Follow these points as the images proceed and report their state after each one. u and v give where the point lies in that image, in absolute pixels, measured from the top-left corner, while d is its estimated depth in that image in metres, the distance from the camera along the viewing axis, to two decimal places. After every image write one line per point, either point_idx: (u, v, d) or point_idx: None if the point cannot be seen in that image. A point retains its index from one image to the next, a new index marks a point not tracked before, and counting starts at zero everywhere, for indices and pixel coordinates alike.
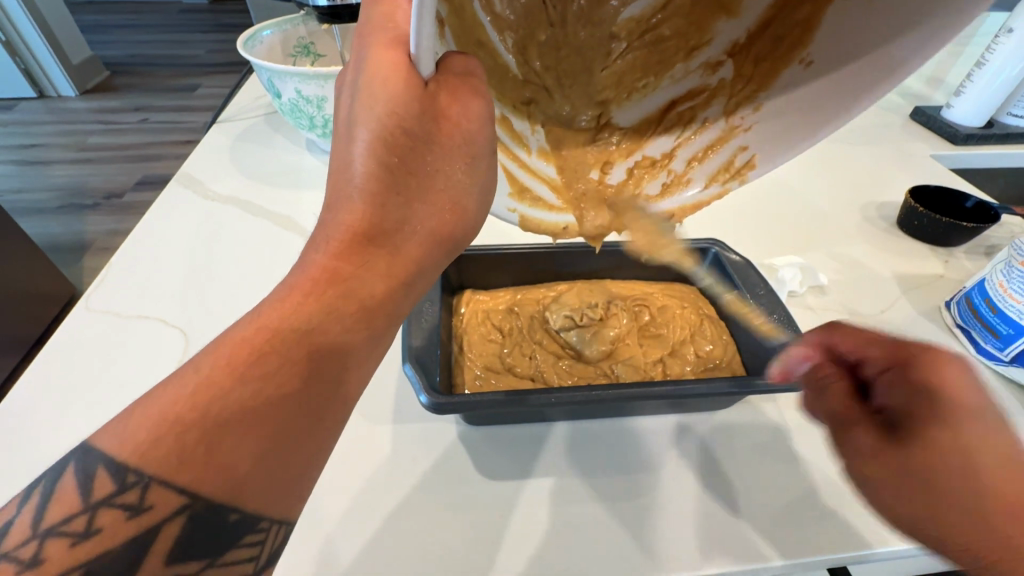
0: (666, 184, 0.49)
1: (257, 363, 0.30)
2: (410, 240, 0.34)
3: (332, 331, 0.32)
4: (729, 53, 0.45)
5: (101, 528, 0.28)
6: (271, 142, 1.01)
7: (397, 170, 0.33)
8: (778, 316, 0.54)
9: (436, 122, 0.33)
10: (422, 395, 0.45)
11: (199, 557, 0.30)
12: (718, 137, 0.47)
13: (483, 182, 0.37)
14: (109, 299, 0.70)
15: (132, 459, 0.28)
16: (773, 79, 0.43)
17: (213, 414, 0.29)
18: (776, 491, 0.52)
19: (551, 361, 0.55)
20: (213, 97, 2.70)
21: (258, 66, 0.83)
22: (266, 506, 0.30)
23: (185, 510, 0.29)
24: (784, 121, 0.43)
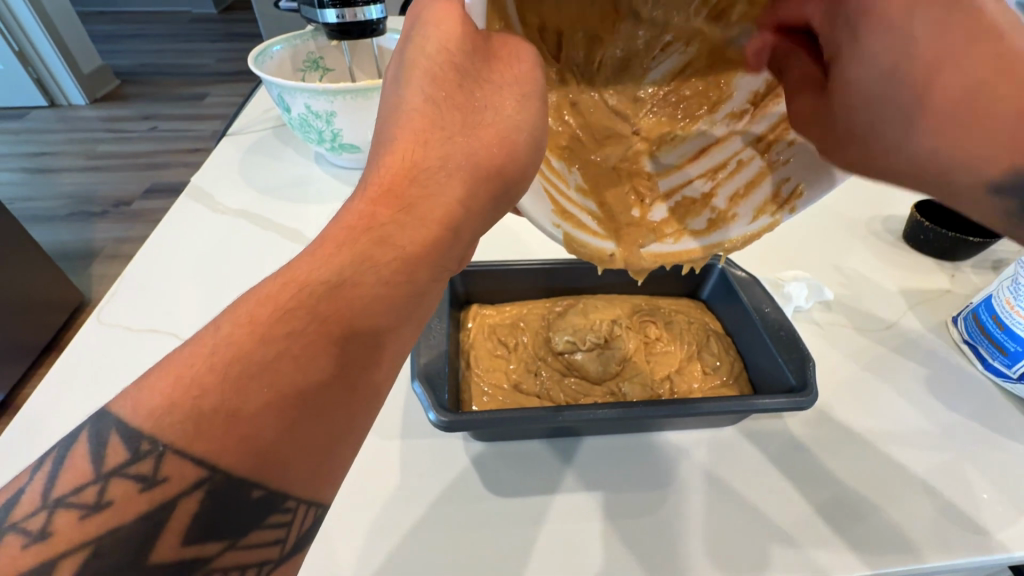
0: (712, 219, 0.50)
1: (283, 321, 0.31)
2: (443, 185, 0.34)
3: (366, 281, 0.32)
4: (751, 104, 0.50)
5: (112, 501, 0.28)
6: (281, 155, 1.03)
7: (443, 115, 0.35)
8: (785, 334, 0.54)
9: (486, 61, 0.36)
10: (431, 412, 0.45)
11: (219, 536, 0.30)
12: (758, 173, 0.48)
13: (530, 121, 0.37)
14: (122, 312, 0.71)
15: (149, 426, 0.29)
16: (797, 116, 0.46)
17: (241, 369, 0.29)
18: (789, 507, 0.52)
19: (557, 378, 0.56)
20: (222, 105, 2.73)
21: (268, 82, 0.84)
22: (291, 480, 0.31)
23: (200, 486, 0.29)
24: (818, 146, 0.44)
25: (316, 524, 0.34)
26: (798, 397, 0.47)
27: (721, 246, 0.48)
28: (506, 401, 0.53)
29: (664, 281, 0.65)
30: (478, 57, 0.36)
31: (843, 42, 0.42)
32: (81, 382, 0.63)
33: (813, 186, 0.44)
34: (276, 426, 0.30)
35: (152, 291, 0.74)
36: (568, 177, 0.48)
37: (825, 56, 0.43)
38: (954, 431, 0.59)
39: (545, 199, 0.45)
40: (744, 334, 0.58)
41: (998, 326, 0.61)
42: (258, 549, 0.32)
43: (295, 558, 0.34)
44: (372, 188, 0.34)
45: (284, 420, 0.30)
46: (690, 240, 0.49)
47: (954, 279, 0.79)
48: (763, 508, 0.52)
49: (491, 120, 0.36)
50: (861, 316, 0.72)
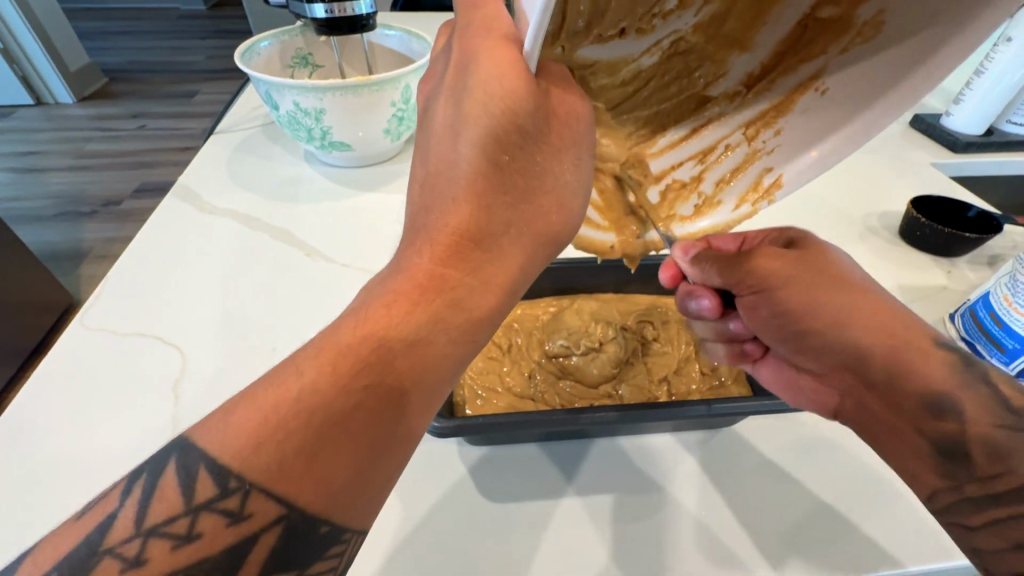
0: (698, 206, 0.52)
1: (360, 372, 0.30)
2: (511, 244, 0.34)
3: (437, 341, 0.32)
4: (745, 83, 0.46)
5: (203, 532, 0.28)
6: (270, 154, 1.01)
7: (505, 174, 0.34)
8: None
9: (548, 121, 0.34)
10: None
11: (285, 570, 0.30)
12: (743, 160, 0.49)
13: (581, 185, 0.37)
14: (106, 318, 0.69)
15: (235, 461, 0.28)
16: (787, 107, 0.45)
17: (319, 419, 0.29)
18: (788, 507, 0.51)
19: (551, 381, 0.55)
20: (211, 103, 2.69)
21: (256, 78, 0.82)
22: (354, 519, 0.30)
23: (282, 519, 0.28)
24: (804, 141, 0.46)
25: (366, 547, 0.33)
26: None
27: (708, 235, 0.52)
28: (499, 405, 0.52)
29: (660, 281, 0.63)
30: (544, 117, 0.33)
31: (843, 38, 0.39)
32: (70, 388, 0.61)
33: (790, 178, 0.47)
34: (350, 468, 0.29)
35: (142, 295, 0.72)
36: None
37: (824, 48, 0.41)
38: None
39: None
40: None
41: (996, 323, 0.61)
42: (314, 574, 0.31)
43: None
44: (442, 237, 0.33)
45: (360, 464, 0.30)
46: (681, 228, 0.52)
47: (951, 276, 0.79)
48: (769, 509, 0.51)
49: (551, 183, 0.35)
50: None
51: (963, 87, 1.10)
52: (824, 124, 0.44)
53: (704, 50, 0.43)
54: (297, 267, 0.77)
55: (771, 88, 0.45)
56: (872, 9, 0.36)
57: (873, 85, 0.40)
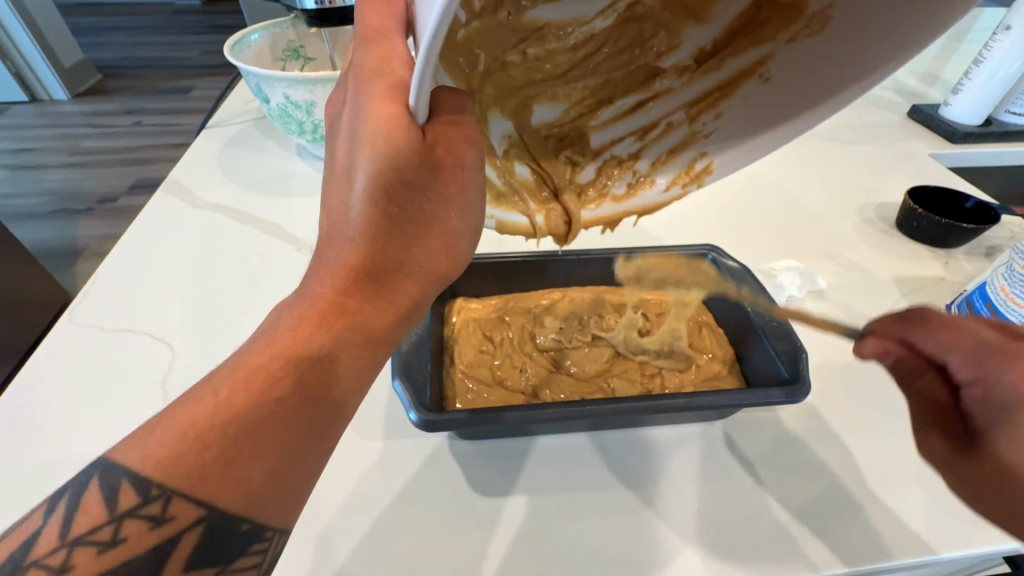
0: (631, 185, 0.50)
1: (269, 386, 0.31)
2: (408, 284, 0.33)
3: (339, 359, 0.32)
4: (695, 59, 0.44)
5: (127, 537, 0.29)
6: (261, 148, 1.00)
7: (394, 223, 0.31)
8: (778, 324, 0.53)
9: (435, 171, 0.31)
10: (410, 411, 0.44)
11: (217, 559, 0.31)
12: (682, 141, 0.47)
13: (476, 223, 0.35)
14: (94, 312, 0.68)
15: (157, 470, 0.29)
16: (729, 92, 0.44)
17: (232, 430, 0.30)
18: (782, 498, 0.51)
19: (543, 374, 0.54)
20: (207, 99, 2.67)
21: (245, 71, 0.81)
22: (277, 518, 0.31)
23: (202, 521, 0.30)
24: (740, 127, 0.45)
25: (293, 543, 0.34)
26: (791, 389, 0.46)
27: (637, 215, 0.50)
28: (490, 398, 0.51)
29: None
30: (429, 167, 0.31)
31: (794, 25, 0.40)
32: (52, 381, 0.60)
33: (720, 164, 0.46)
34: (266, 473, 0.30)
35: (132, 290, 0.71)
36: (493, 131, 0.46)
37: (773, 35, 0.41)
38: None
39: None
40: (736, 326, 0.57)
41: (992, 314, 0.60)
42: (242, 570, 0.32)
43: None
44: (338, 270, 0.32)
45: (274, 472, 0.30)
46: (610, 207, 0.50)
47: (948, 267, 0.78)
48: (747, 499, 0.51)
49: (443, 227, 0.33)
50: (854, 304, 0.71)
51: (962, 77, 1.09)
52: (761, 116, 0.43)
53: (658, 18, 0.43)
54: (287, 262, 0.76)
55: (721, 66, 0.44)
56: None
57: (820, 74, 0.39)
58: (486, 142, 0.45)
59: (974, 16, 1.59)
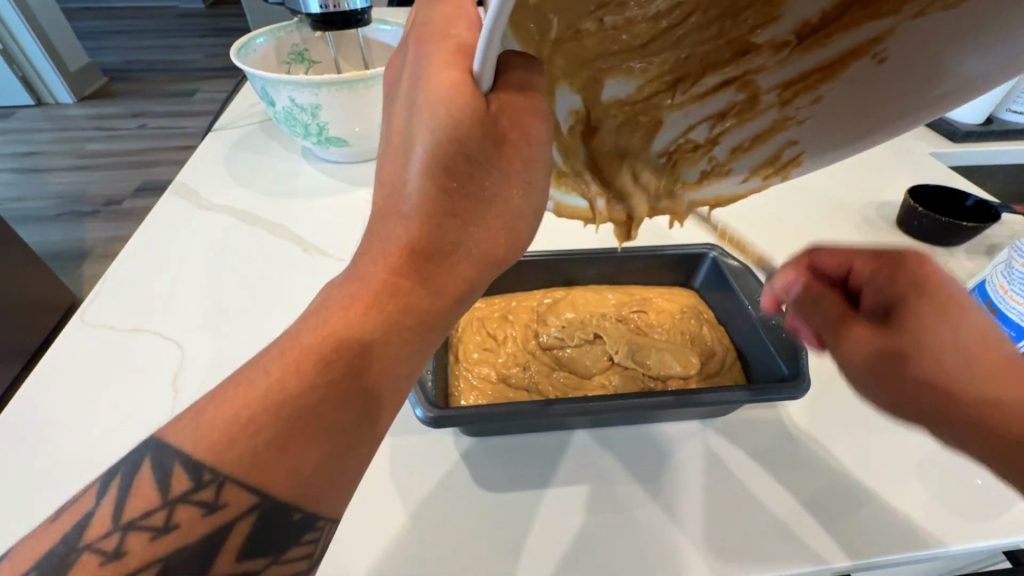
0: (706, 172, 0.47)
1: (324, 369, 0.31)
2: (463, 263, 0.32)
3: (391, 342, 0.32)
4: (797, 33, 0.36)
5: (179, 523, 0.30)
6: (267, 150, 1.01)
7: (452, 197, 0.31)
8: (777, 322, 0.54)
9: (496, 143, 0.30)
10: (418, 409, 0.44)
11: (262, 555, 0.31)
12: (767, 128, 0.43)
13: (536, 202, 0.34)
14: (105, 314, 0.69)
15: (211, 451, 0.30)
16: (837, 71, 0.38)
17: (291, 412, 0.30)
18: (788, 494, 0.51)
19: (546, 371, 0.55)
20: (211, 102, 2.70)
21: (251, 75, 0.82)
22: (329, 506, 0.31)
23: (255, 508, 0.30)
24: (839, 116, 0.40)
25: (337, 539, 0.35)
26: (790, 386, 0.47)
27: (711, 205, 0.50)
28: (496, 396, 0.52)
29: (654, 271, 0.64)
30: (490, 140, 0.30)
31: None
32: (69, 380, 0.62)
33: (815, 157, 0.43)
34: (319, 459, 0.30)
35: (143, 292, 0.72)
36: (559, 109, 0.41)
37: (895, 7, 0.33)
38: None
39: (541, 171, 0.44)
40: (736, 323, 0.58)
41: (992, 311, 0.61)
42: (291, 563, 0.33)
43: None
44: (393, 251, 0.31)
45: (329, 457, 0.31)
46: (682, 195, 0.48)
47: (949, 265, 0.79)
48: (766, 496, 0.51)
49: (502, 207, 0.32)
50: None
51: None
52: (875, 99, 0.38)
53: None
54: (295, 262, 0.77)
55: (823, 44, 0.36)
56: None
57: (943, 56, 0.34)
58: (552, 121, 0.41)
59: None
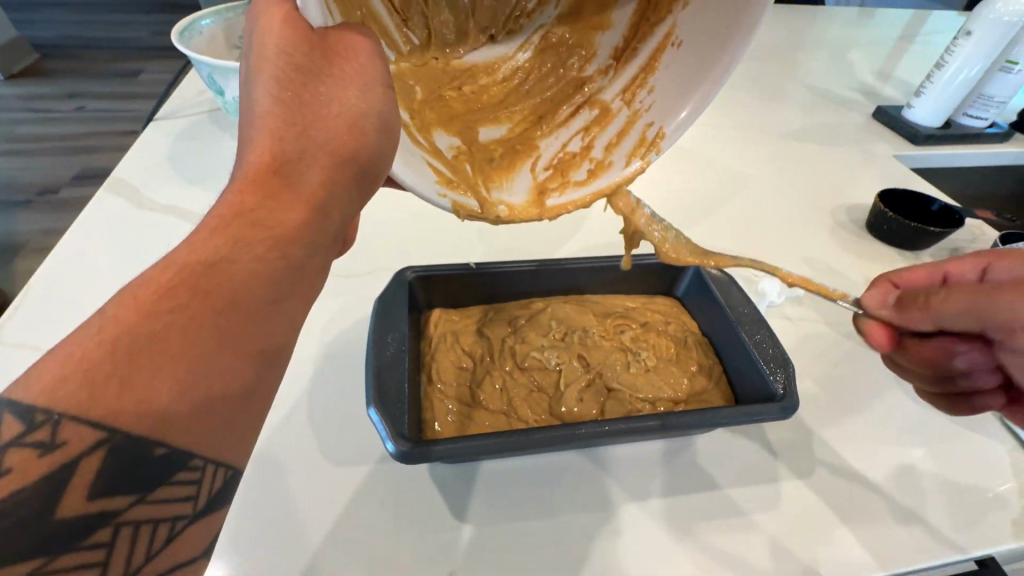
0: (592, 170, 0.47)
1: (165, 297, 0.29)
2: (309, 171, 0.35)
3: (242, 259, 0.31)
4: (614, 57, 0.49)
5: (10, 468, 0.25)
6: (217, 143, 0.93)
7: (293, 108, 0.34)
8: (762, 337, 0.52)
9: (327, 57, 0.35)
10: (388, 443, 0.41)
11: (122, 494, 0.27)
12: (625, 123, 0.48)
13: (384, 111, 0.37)
14: (34, 334, 0.61)
15: (41, 394, 0.25)
16: (653, 66, 0.47)
17: (123, 342, 0.27)
18: (774, 516, 0.50)
19: (526, 393, 0.49)
20: (155, 82, 2.50)
21: (196, 60, 0.74)
22: (197, 439, 0.29)
23: (105, 443, 0.26)
24: (673, 92, 0.46)
25: (227, 489, 0.31)
26: (775, 406, 0.45)
27: (604, 194, 0.46)
28: (466, 422, 0.47)
29: (636, 281, 0.61)
30: (318, 52, 0.34)
31: None
32: None
33: (674, 126, 0.45)
34: (173, 387, 0.27)
35: (76, 304, 0.65)
36: (437, 140, 0.45)
37: (669, 9, 0.45)
38: (921, 426, 0.59)
39: (426, 171, 0.41)
40: (722, 334, 0.55)
41: None
42: (167, 506, 0.29)
43: (206, 519, 0.31)
44: (240, 176, 0.33)
45: (185, 388, 0.28)
46: (575, 192, 0.46)
47: None
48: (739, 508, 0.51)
49: (344, 109, 0.35)
50: (833, 309, 0.72)
51: (923, 80, 1.13)
52: (694, 72, 0.44)
53: (561, 44, 0.49)
54: None
55: (636, 50, 0.48)
56: None
57: (702, 22, 0.44)
58: (429, 148, 0.44)
59: (921, 25, 1.67)
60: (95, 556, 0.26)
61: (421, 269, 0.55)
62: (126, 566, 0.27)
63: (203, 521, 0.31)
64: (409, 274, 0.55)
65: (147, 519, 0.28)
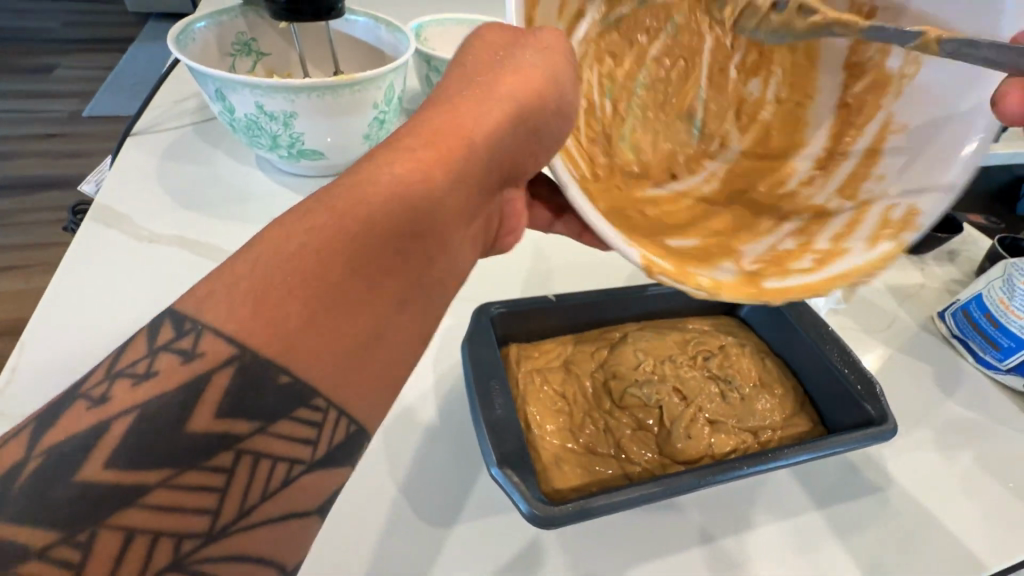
0: (821, 257, 0.45)
1: (317, 213, 0.29)
2: (467, 119, 0.35)
3: (389, 188, 0.30)
4: (819, 169, 0.53)
5: (160, 371, 0.27)
6: (210, 160, 0.84)
7: (469, 79, 0.38)
8: (845, 356, 0.53)
9: (508, 38, 0.39)
10: (523, 506, 0.38)
11: (248, 419, 0.27)
12: (853, 216, 0.48)
13: (551, 76, 0.37)
14: (34, 400, 0.52)
15: (197, 303, 0.27)
16: (875, 160, 0.49)
17: (279, 249, 0.27)
18: (861, 537, 0.52)
19: (631, 432, 0.48)
20: (80, 79, 2.24)
21: (202, 73, 0.67)
22: (319, 369, 0.28)
23: (234, 361, 0.27)
24: (914, 175, 0.45)
25: (345, 446, 0.30)
26: (878, 429, 0.47)
27: (845, 279, 0.43)
28: (584, 471, 0.45)
29: (704, 303, 0.61)
30: (503, 38, 0.39)
31: (890, 91, 0.49)
32: None
33: (929, 203, 0.43)
34: (310, 303, 0.27)
35: (76, 358, 0.56)
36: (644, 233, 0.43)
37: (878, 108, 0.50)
38: (963, 429, 0.63)
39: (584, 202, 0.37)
40: (799, 356, 0.56)
41: (992, 324, 0.67)
42: (288, 445, 0.29)
43: (325, 474, 0.30)
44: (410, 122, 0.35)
45: (319, 304, 0.27)
46: (799, 279, 0.43)
47: (925, 273, 0.86)
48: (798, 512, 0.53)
49: (516, 69, 0.37)
50: (865, 319, 0.75)
51: None
52: (935, 155, 0.44)
53: (759, 162, 0.55)
54: None
55: (844, 159, 0.52)
56: (907, 62, 0.48)
57: (933, 90, 0.46)
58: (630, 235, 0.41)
59: None
60: (215, 479, 0.27)
61: (507, 304, 0.53)
62: (242, 501, 0.27)
63: (319, 475, 0.30)
64: (495, 309, 0.52)
65: (266, 453, 0.28)
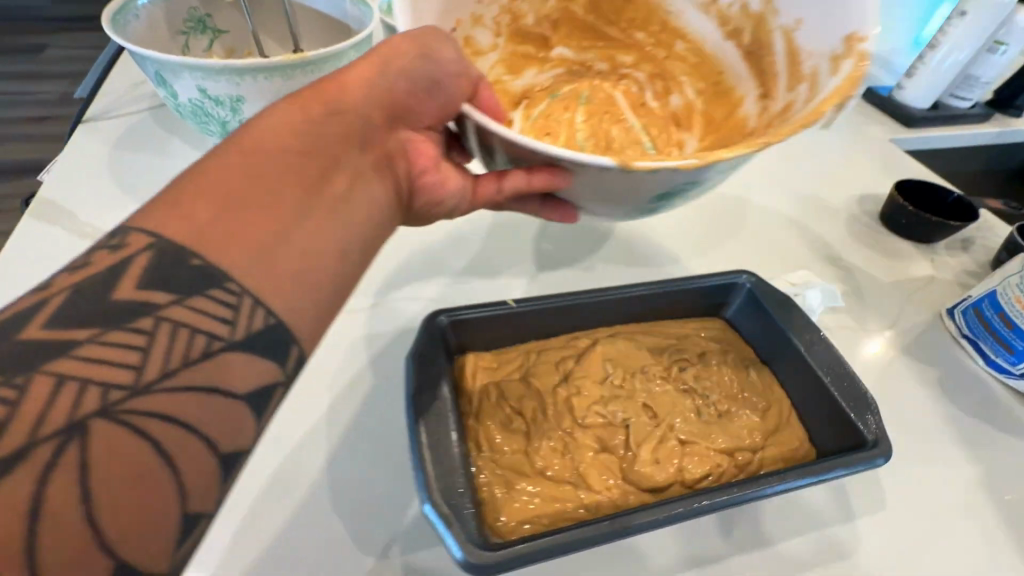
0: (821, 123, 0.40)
1: (221, 148, 0.33)
2: (352, 76, 0.40)
3: (280, 124, 0.35)
4: (770, 95, 0.52)
5: (92, 262, 0.28)
6: (166, 148, 0.79)
7: None
8: (834, 372, 0.48)
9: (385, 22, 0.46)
10: (455, 550, 0.34)
11: (164, 293, 0.28)
12: (824, 79, 0.44)
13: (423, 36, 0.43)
14: None
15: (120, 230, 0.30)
16: (794, 52, 0.49)
17: (188, 178, 0.31)
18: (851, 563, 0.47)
19: (591, 453, 0.44)
20: (60, 59, 2.17)
21: (138, 54, 0.61)
22: (232, 257, 0.29)
23: (152, 248, 0.28)
24: (810, 47, 0.47)
25: (275, 328, 0.30)
26: (865, 456, 0.42)
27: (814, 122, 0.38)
28: (538, 501, 0.41)
29: (685, 304, 0.55)
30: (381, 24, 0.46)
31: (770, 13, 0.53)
32: None
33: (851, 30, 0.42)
34: (216, 203, 0.30)
35: None
36: None
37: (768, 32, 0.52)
38: (970, 440, 0.58)
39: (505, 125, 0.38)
40: (787, 366, 0.51)
41: (1006, 325, 0.61)
42: (205, 320, 0.28)
43: (252, 361, 0.29)
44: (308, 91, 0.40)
45: (226, 205, 0.30)
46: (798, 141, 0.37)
47: (935, 264, 0.79)
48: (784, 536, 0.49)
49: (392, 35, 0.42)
50: (868, 317, 0.69)
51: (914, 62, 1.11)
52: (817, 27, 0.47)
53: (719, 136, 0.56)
54: None
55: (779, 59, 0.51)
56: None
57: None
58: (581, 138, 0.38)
59: None
60: (136, 340, 0.26)
61: (456, 313, 0.48)
62: (163, 364, 0.27)
63: (245, 356, 0.29)
64: (442, 319, 0.47)
65: (185, 323, 0.28)
